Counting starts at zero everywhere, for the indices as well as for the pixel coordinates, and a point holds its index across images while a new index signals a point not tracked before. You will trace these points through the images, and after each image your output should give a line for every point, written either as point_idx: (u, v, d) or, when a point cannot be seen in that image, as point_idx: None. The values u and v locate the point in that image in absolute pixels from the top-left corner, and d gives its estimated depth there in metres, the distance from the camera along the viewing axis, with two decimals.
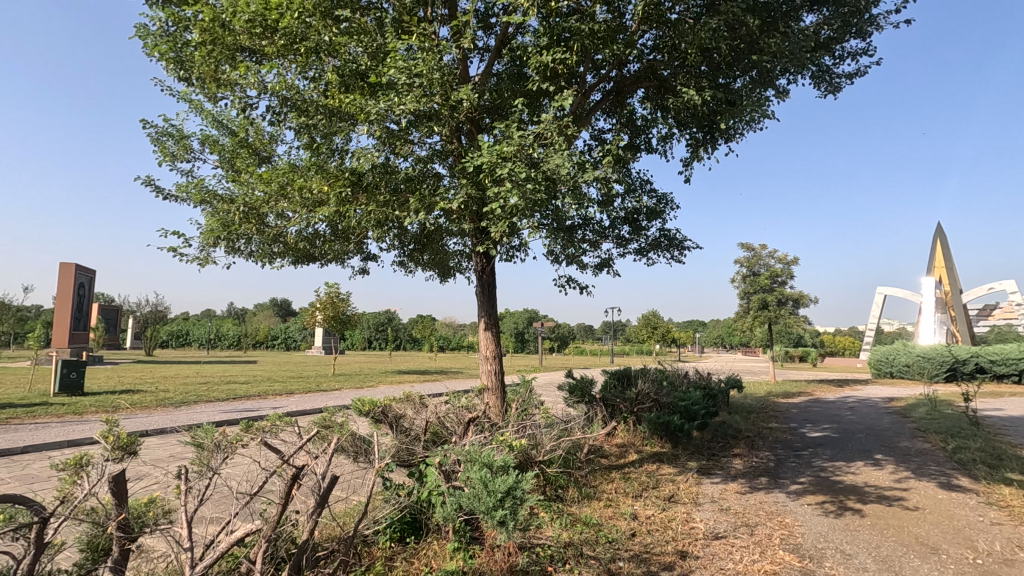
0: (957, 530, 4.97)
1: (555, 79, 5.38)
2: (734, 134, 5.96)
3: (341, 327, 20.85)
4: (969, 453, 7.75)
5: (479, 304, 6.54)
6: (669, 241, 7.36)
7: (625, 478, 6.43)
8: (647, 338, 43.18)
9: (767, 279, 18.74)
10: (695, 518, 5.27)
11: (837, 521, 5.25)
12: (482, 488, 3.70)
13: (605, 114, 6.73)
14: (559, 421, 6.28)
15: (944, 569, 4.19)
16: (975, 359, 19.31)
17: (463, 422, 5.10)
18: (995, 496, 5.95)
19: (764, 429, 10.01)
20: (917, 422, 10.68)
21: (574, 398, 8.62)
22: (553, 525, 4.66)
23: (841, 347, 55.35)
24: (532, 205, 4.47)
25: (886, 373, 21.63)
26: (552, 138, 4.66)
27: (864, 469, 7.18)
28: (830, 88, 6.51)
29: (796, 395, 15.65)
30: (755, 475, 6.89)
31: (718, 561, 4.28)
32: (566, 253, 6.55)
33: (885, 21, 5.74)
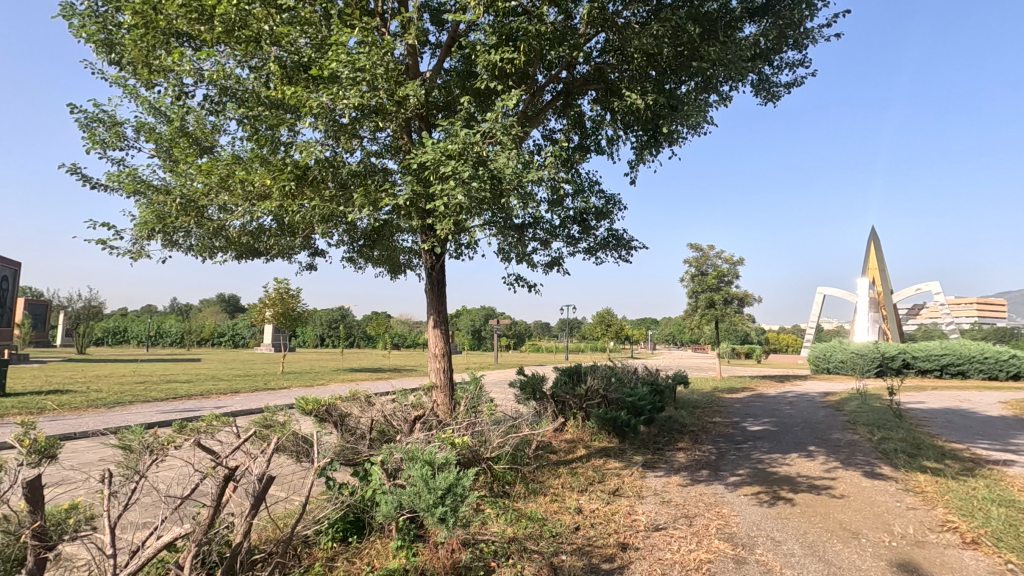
0: (877, 516, 5.31)
1: (504, 77, 5.40)
2: (678, 138, 6.15)
3: (290, 324, 20.28)
4: (892, 443, 8.28)
5: (428, 302, 6.49)
6: (617, 241, 7.55)
7: (572, 473, 6.55)
8: (601, 335, 43.88)
9: (714, 279, 19.42)
10: (637, 511, 5.43)
11: (770, 510, 5.51)
12: (423, 486, 3.69)
13: (555, 114, 6.81)
14: (507, 417, 6.31)
15: (863, 552, 4.48)
16: (902, 355, 20.65)
17: (410, 420, 5.06)
18: (912, 483, 6.38)
19: (708, 423, 10.36)
20: (847, 415, 11.30)
21: (524, 395, 8.68)
22: (498, 521, 4.70)
23: (783, 344, 57.96)
24: (477, 204, 4.49)
25: (823, 369, 22.77)
26: (499, 137, 4.69)
27: (798, 460, 7.56)
28: (769, 97, 6.81)
29: (740, 390, 16.28)
30: (696, 468, 7.14)
31: (657, 551, 4.43)
32: (516, 252, 6.61)
33: (818, 33, 6.05)
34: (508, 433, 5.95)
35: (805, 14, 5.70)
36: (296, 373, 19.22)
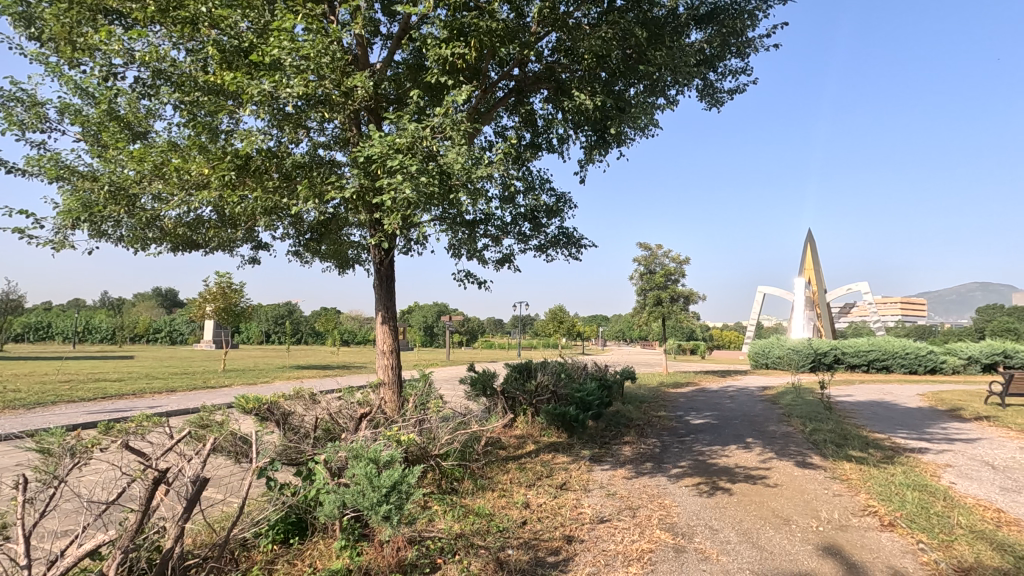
0: (806, 503, 5.63)
1: (455, 72, 5.36)
2: (625, 139, 6.30)
3: (232, 319, 19.48)
4: (822, 434, 8.78)
5: (377, 298, 6.39)
6: (567, 239, 7.65)
7: (521, 468, 6.61)
8: (553, 332, 44.39)
9: (661, 277, 19.98)
10: (583, 504, 5.54)
11: (709, 500, 5.74)
12: (366, 484, 3.62)
13: (507, 111, 6.82)
14: (456, 414, 6.28)
15: (792, 537, 4.73)
16: (834, 351, 21.94)
17: (355, 417, 4.96)
18: (838, 471, 6.79)
19: (653, 417, 10.67)
20: (783, 408, 11.90)
21: (475, 392, 8.68)
22: (445, 518, 4.67)
23: (726, 340, 60.36)
24: (426, 199, 4.44)
25: (763, 365, 23.88)
26: (449, 133, 4.66)
27: (736, 451, 7.91)
28: (713, 102, 7.06)
29: (684, 384, 16.84)
30: (641, 461, 7.35)
31: (601, 543, 4.53)
32: (466, 248, 6.59)
33: (759, 43, 6.32)
34: (457, 429, 5.93)
35: (746, 24, 5.94)
36: (237, 371, 18.50)
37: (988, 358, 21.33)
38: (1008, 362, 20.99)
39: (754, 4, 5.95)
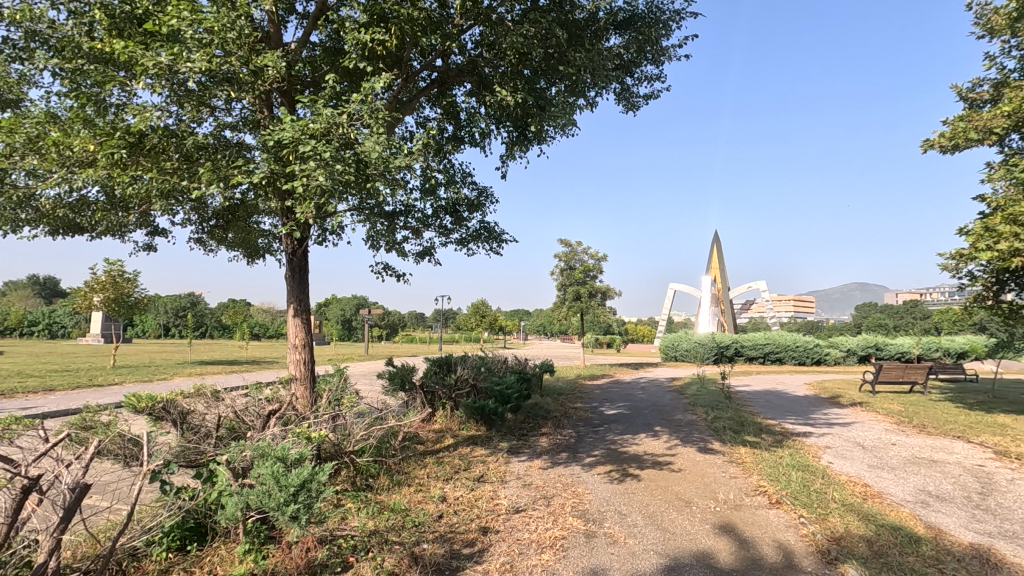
0: (706, 485, 6.05)
1: (375, 59, 5.21)
2: (546, 137, 6.42)
3: (125, 312, 17.83)
4: (722, 421, 9.46)
5: (288, 289, 6.08)
6: (489, 233, 7.68)
7: (438, 462, 6.58)
8: (475, 326, 44.46)
9: (581, 273, 20.58)
10: (500, 495, 5.62)
11: (618, 486, 6.02)
12: (273, 484, 3.45)
13: (429, 102, 6.74)
14: (372, 409, 6.14)
15: (693, 517, 5.07)
16: (735, 345, 23.63)
17: (263, 415, 4.72)
18: (735, 455, 7.34)
19: (570, 409, 10.99)
20: (689, 398, 12.68)
21: (393, 386, 8.54)
22: (358, 515, 4.57)
23: (640, 334, 63.22)
24: (341, 187, 4.29)
25: (672, 357, 25.30)
26: (367, 121, 4.52)
27: (645, 440, 8.34)
28: (629, 106, 7.34)
29: (600, 377, 17.50)
30: (557, 451, 7.57)
31: (515, 532, 4.63)
32: (386, 240, 6.45)
33: (672, 53, 6.65)
34: (373, 425, 5.80)
35: (660, 33, 6.24)
36: (129, 367, 16.95)
37: (862, 350, 23.88)
38: (879, 353, 23.60)
39: (668, 14, 6.25)
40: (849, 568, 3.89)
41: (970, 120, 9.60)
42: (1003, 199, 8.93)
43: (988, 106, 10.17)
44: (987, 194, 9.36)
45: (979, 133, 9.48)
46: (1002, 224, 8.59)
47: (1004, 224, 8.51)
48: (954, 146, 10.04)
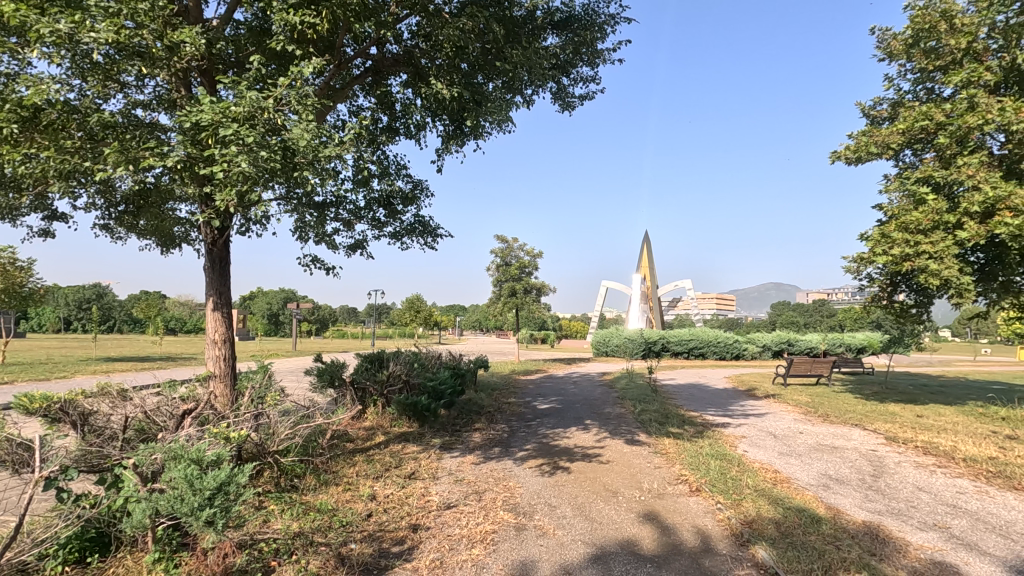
0: (632, 475, 6.29)
1: (305, 43, 4.99)
2: (482, 132, 6.41)
3: (17, 303, 16.14)
4: (648, 414, 9.85)
5: (207, 281, 5.72)
6: (423, 228, 7.59)
7: (368, 460, 6.45)
8: (409, 321, 43.75)
9: (516, 269, 20.72)
10: (431, 491, 5.58)
11: (549, 479, 6.14)
12: (186, 488, 3.23)
13: (363, 90, 6.56)
14: (299, 407, 5.91)
15: (619, 507, 5.25)
16: (662, 340, 24.81)
17: (177, 414, 4.43)
18: (659, 446, 7.68)
19: (503, 404, 11.07)
20: (618, 391, 13.11)
21: (322, 383, 8.27)
22: (282, 517, 4.39)
23: (573, 330, 64.63)
24: (266, 174, 4.08)
25: (603, 352, 26.08)
26: (295, 107, 4.32)
27: (576, 433, 8.54)
28: (565, 105, 7.46)
29: (534, 372, 17.74)
30: (489, 446, 7.60)
31: (446, 528, 4.61)
32: (315, 231, 6.21)
33: (606, 56, 6.82)
34: (299, 423, 5.59)
35: (596, 35, 6.37)
36: (21, 364, 15.40)
37: (776, 345, 25.59)
38: (790, 349, 25.42)
39: (604, 18, 6.40)
40: (759, 549, 4.17)
41: (871, 135, 10.51)
42: (897, 209, 9.84)
43: (886, 123, 11.16)
44: (884, 204, 10.29)
45: (878, 147, 10.39)
46: (895, 231, 9.48)
47: (897, 232, 9.40)
48: (857, 158, 10.96)
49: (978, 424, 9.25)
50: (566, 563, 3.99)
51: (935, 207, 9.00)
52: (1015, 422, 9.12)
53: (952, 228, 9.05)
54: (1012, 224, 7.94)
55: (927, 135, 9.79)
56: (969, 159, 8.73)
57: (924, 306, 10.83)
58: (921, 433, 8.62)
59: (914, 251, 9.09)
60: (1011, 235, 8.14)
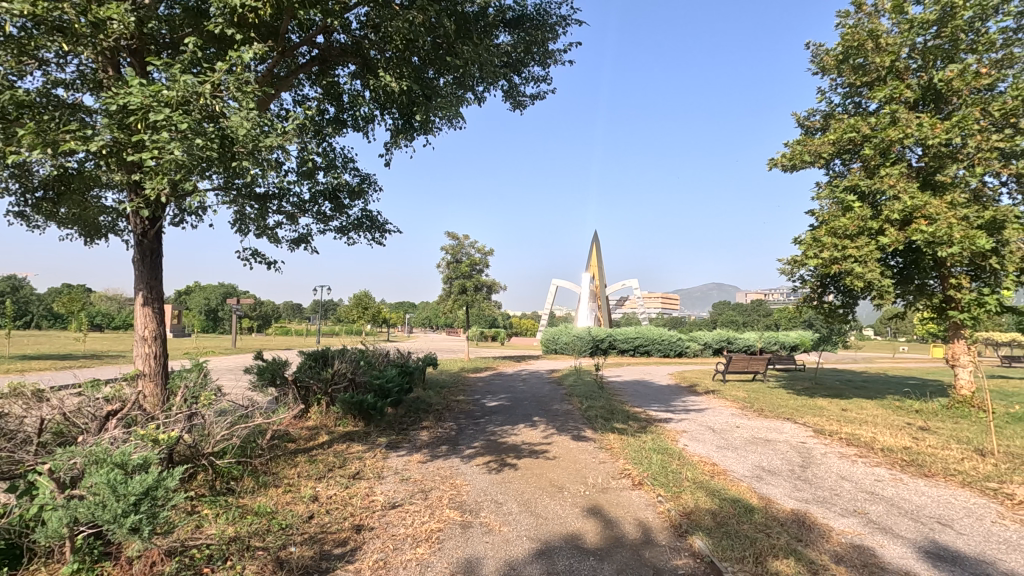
0: (577, 470, 6.40)
1: (247, 27, 4.78)
2: (432, 128, 6.35)
3: None
4: (595, 410, 10.05)
5: (136, 274, 5.38)
6: (371, 222, 7.44)
7: (311, 461, 6.27)
8: (357, 318, 42.82)
9: (467, 267, 20.65)
10: (376, 491, 5.49)
11: (496, 476, 6.16)
12: (109, 493, 3.03)
13: (309, 80, 6.36)
14: (236, 407, 5.67)
15: (564, 502, 5.33)
16: (609, 338, 25.38)
17: (100, 416, 4.16)
18: (604, 441, 7.85)
19: (452, 402, 11.01)
20: (566, 388, 13.31)
21: (262, 381, 7.95)
22: (216, 522, 4.20)
23: (524, 328, 65.10)
24: (201, 162, 3.88)
25: (552, 350, 26.41)
26: (235, 93, 4.13)
27: (524, 430, 8.61)
28: (516, 104, 7.49)
29: (483, 369, 17.73)
30: (437, 444, 7.55)
31: (391, 528, 4.55)
32: (256, 224, 5.98)
33: (557, 56, 6.88)
34: (237, 423, 5.37)
35: (547, 36, 6.43)
36: None
37: (716, 343, 26.64)
38: (730, 347, 26.54)
39: (555, 18, 6.46)
40: (696, 539, 4.34)
41: (805, 144, 11.09)
42: (828, 215, 10.45)
43: (818, 134, 11.82)
44: (816, 210, 10.90)
45: (811, 156, 10.98)
46: (825, 235, 10.05)
47: (827, 236, 9.97)
48: (792, 166, 11.54)
49: (896, 416, 9.96)
50: (511, 559, 4.02)
51: (861, 214, 9.62)
52: (927, 415, 9.88)
53: (876, 234, 9.68)
54: (927, 231, 8.58)
55: (855, 146, 10.44)
56: (891, 170, 9.37)
57: (850, 307, 11.54)
58: (845, 425, 9.20)
59: (842, 255, 9.67)
60: (926, 242, 8.80)
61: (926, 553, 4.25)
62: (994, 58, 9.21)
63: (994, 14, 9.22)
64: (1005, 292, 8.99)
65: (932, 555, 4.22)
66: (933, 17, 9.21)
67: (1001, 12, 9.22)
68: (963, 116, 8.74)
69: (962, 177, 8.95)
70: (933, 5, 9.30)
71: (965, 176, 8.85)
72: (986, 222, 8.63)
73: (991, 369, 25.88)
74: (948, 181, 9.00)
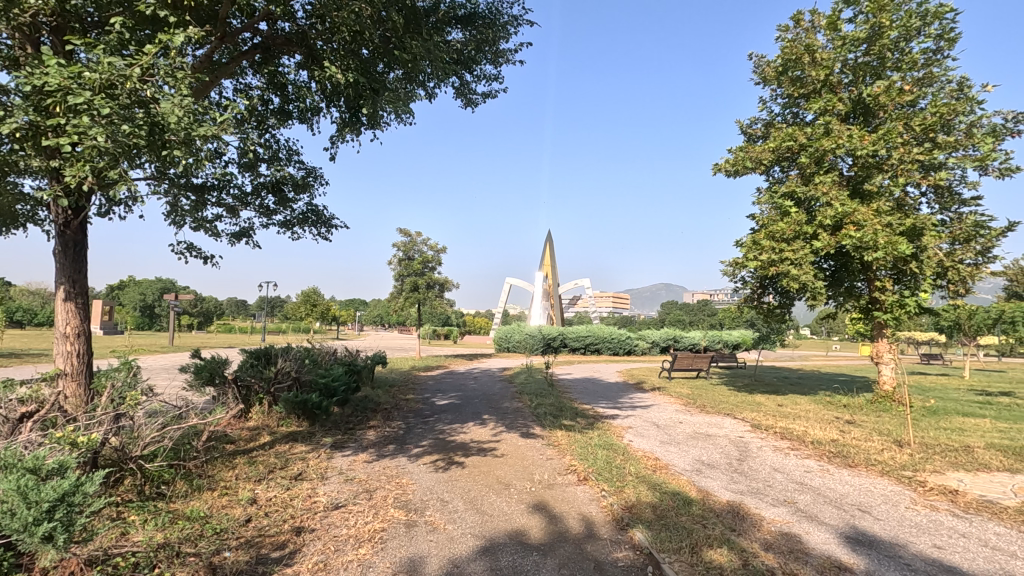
0: (524, 467, 6.46)
1: (184, 9, 4.56)
2: (379, 122, 6.25)
3: None
4: (544, 408, 10.15)
5: (58, 266, 5.03)
6: (317, 217, 7.26)
7: (250, 462, 6.03)
8: (305, 315, 41.62)
9: (419, 264, 20.43)
10: (319, 492, 5.36)
11: (443, 474, 6.14)
12: (19, 500, 2.83)
13: (252, 68, 6.14)
14: (169, 406, 5.40)
15: (510, 499, 5.37)
16: (561, 337, 25.66)
17: (14, 418, 3.89)
18: (552, 438, 7.95)
19: (401, 400, 10.88)
20: (517, 386, 13.39)
21: (199, 381, 7.61)
22: (143, 528, 3.99)
23: (477, 326, 64.83)
24: (127, 150, 3.68)
25: (505, 348, 26.48)
26: (166, 79, 3.93)
27: (473, 428, 8.60)
28: (468, 102, 7.48)
29: (434, 368, 17.58)
30: (384, 444, 7.44)
31: (332, 530, 4.45)
32: (193, 216, 5.72)
33: (509, 56, 6.92)
34: (169, 424, 5.11)
35: (498, 35, 6.45)
36: None
37: (664, 342, 27.40)
38: (676, 345, 27.35)
39: (506, 18, 6.48)
40: (636, 532, 4.47)
41: (747, 151, 11.56)
42: (767, 220, 10.94)
43: (760, 142, 12.35)
44: (756, 214, 11.39)
45: (752, 163, 11.48)
46: (764, 239, 10.52)
47: (766, 240, 10.44)
48: (735, 172, 12.02)
49: (826, 411, 10.55)
50: (455, 558, 4.01)
51: (797, 219, 10.12)
52: (853, 409, 10.52)
53: (810, 238, 10.21)
54: (855, 236, 9.15)
55: (792, 154, 10.96)
56: (824, 179, 9.91)
57: (786, 307, 12.13)
58: (780, 420, 9.66)
59: (779, 258, 10.16)
60: (854, 246, 9.37)
61: (847, 538, 4.53)
62: (916, 76, 9.87)
63: (917, 35, 9.88)
64: (922, 294, 9.68)
65: (852, 540, 4.50)
66: (864, 35, 9.80)
67: (923, 33, 9.89)
68: (888, 129, 9.36)
69: (887, 186, 9.55)
70: (864, 24, 9.90)
71: (889, 186, 9.45)
72: (907, 229, 9.25)
73: (911, 365, 27.78)
74: (874, 190, 9.60)
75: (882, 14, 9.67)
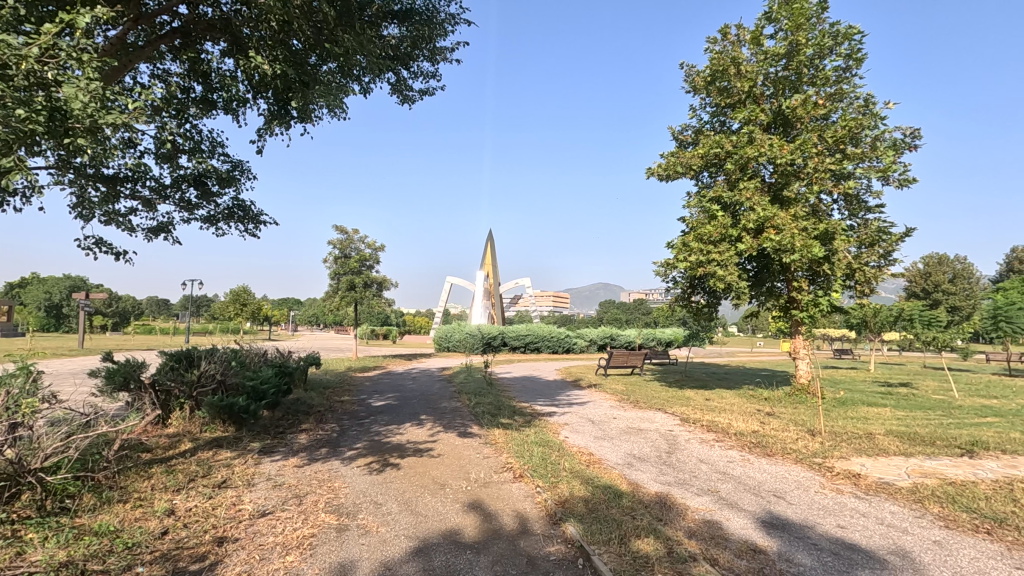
0: (460, 467, 6.45)
1: None
2: (311, 115, 6.05)
3: None
4: (482, 407, 10.17)
5: None
6: (245, 213, 6.95)
7: (168, 471, 5.69)
8: (234, 315, 39.62)
9: (356, 262, 19.93)
10: (244, 500, 5.13)
11: (377, 477, 6.02)
12: None
13: (172, 53, 5.79)
14: (75, 413, 5.00)
15: (446, 499, 5.36)
16: (501, 336, 25.73)
17: None
18: (489, 437, 7.99)
19: (335, 402, 10.57)
20: (456, 386, 13.34)
21: (111, 387, 7.03)
22: (43, 547, 3.68)
23: (417, 326, 63.94)
24: (23, 136, 3.38)
25: (444, 348, 26.25)
26: (70, 61, 3.65)
27: (409, 429, 8.49)
28: (404, 99, 7.38)
29: (372, 368, 17.19)
30: (316, 447, 7.21)
31: (258, 538, 4.28)
32: (103, 209, 5.33)
33: (445, 55, 6.88)
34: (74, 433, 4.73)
35: (435, 32, 6.40)
36: None
37: (601, 339, 28.04)
38: (613, 343, 28.04)
39: (443, 16, 6.44)
40: (568, 526, 4.57)
41: (678, 156, 12.05)
42: (695, 223, 11.44)
43: (690, 148, 12.91)
44: (686, 217, 11.88)
45: (683, 168, 11.98)
46: (693, 241, 11.02)
47: (695, 242, 10.94)
48: (667, 176, 12.50)
49: (748, 404, 11.18)
50: (387, 560, 3.96)
51: (723, 222, 10.65)
52: (773, 401, 11.21)
53: (735, 241, 10.76)
54: (774, 240, 9.74)
55: (720, 160, 11.52)
56: (747, 184, 10.49)
57: (713, 306, 12.75)
58: (707, 413, 10.16)
59: (706, 259, 10.65)
60: (774, 249, 9.97)
61: (762, 522, 4.83)
62: (828, 92, 10.63)
63: (829, 54, 10.64)
64: (833, 294, 10.46)
65: (767, 524, 4.81)
66: (783, 51, 10.45)
67: (834, 52, 10.66)
68: (804, 140, 10.02)
69: (803, 193, 10.22)
70: (783, 40, 10.55)
71: (805, 193, 10.13)
72: (821, 233, 9.95)
73: (825, 360, 29.89)
74: (792, 197, 10.25)
75: (799, 32, 10.35)
